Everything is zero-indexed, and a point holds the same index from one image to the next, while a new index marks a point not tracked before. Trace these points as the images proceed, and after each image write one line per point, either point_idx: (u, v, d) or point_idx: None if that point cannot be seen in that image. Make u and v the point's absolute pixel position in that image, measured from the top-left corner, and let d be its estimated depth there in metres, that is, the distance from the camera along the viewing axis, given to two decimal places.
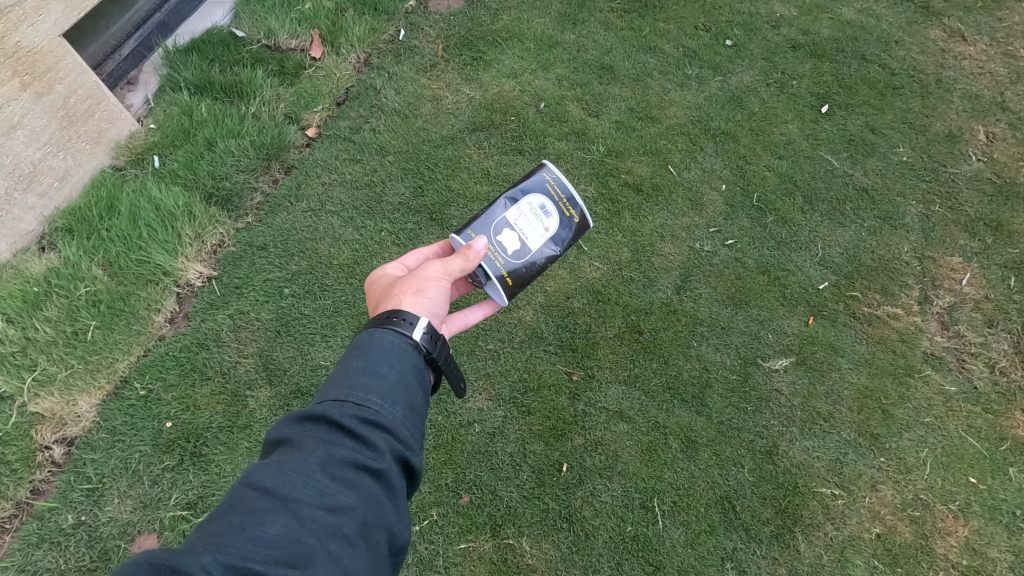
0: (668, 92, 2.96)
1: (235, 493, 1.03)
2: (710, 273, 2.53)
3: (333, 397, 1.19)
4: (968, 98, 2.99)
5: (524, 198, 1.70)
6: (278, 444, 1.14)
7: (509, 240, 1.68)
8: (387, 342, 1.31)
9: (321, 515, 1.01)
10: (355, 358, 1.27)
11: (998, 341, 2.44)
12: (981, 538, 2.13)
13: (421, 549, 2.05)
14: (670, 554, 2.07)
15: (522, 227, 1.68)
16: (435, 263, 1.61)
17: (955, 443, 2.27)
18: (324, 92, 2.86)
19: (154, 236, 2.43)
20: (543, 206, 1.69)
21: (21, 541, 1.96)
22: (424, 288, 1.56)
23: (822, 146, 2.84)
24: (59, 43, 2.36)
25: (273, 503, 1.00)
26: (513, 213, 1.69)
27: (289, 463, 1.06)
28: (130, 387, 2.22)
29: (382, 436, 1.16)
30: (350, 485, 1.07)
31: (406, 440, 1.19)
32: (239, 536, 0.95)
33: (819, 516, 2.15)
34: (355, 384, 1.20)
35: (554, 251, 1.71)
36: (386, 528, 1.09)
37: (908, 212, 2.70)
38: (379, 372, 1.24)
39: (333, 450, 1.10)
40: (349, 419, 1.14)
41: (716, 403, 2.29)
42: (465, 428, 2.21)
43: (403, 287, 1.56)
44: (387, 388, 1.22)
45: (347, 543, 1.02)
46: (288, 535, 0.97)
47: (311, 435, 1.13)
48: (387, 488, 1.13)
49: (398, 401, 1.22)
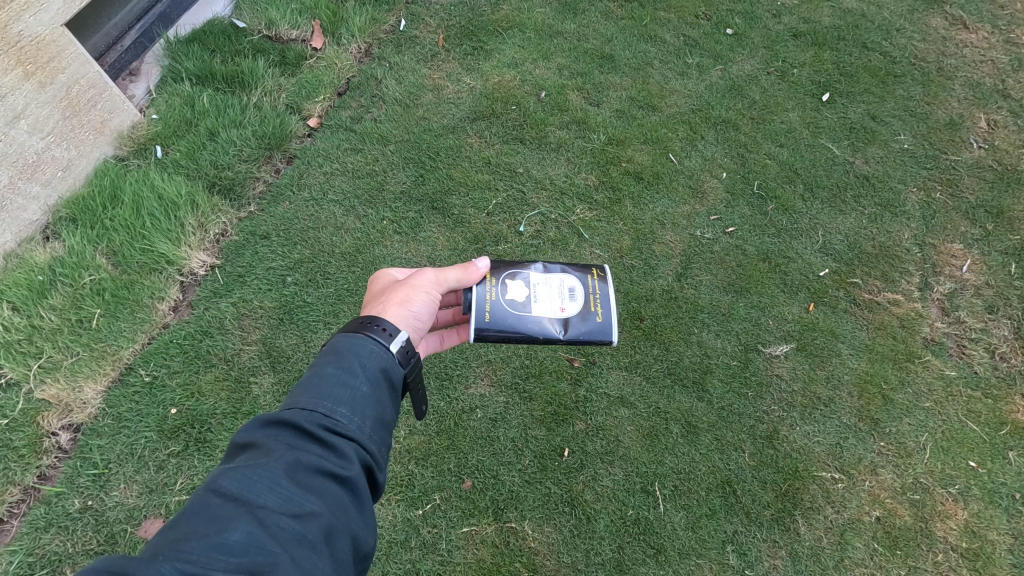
0: (669, 81, 2.97)
1: (198, 498, 1.03)
2: (710, 260, 2.54)
3: (301, 404, 1.20)
4: (969, 86, 2.99)
5: (563, 273, 1.68)
6: (243, 449, 1.14)
7: (520, 288, 1.63)
8: (358, 350, 1.32)
9: (287, 521, 1.02)
10: (325, 365, 1.28)
11: (998, 327, 2.45)
12: (981, 521, 2.14)
13: (423, 533, 2.06)
14: (671, 538, 2.09)
15: (540, 291, 1.64)
16: (431, 271, 1.62)
17: (955, 428, 2.28)
18: (325, 82, 2.87)
19: (158, 225, 2.44)
20: (572, 291, 1.65)
21: (28, 526, 1.98)
22: (411, 299, 1.57)
23: (822, 134, 2.84)
24: (62, 33, 2.35)
25: (238, 509, 1.01)
26: (541, 276, 1.67)
27: (255, 469, 1.07)
28: (135, 373, 2.24)
29: (349, 445, 1.17)
30: (317, 493, 1.08)
31: (372, 451, 1.21)
32: (201, 542, 0.95)
33: (819, 499, 2.16)
34: (325, 392, 1.21)
35: (553, 328, 1.60)
36: (350, 536, 1.10)
37: (909, 199, 2.70)
38: (350, 382, 1.26)
39: (300, 456, 1.10)
40: (317, 427, 1.15)
41: (717, 388, 2.30)
42: (467, 414, 2.23)
43: (391, 294, 1.57)
44: (357, 399, 1.24)
45: (312, 550, 1.02)
46: (251, 541, 0.97)
47: (277, 441, 1.13)
48: (353, 496, 1.14)
49: (367, 412, 1.24)
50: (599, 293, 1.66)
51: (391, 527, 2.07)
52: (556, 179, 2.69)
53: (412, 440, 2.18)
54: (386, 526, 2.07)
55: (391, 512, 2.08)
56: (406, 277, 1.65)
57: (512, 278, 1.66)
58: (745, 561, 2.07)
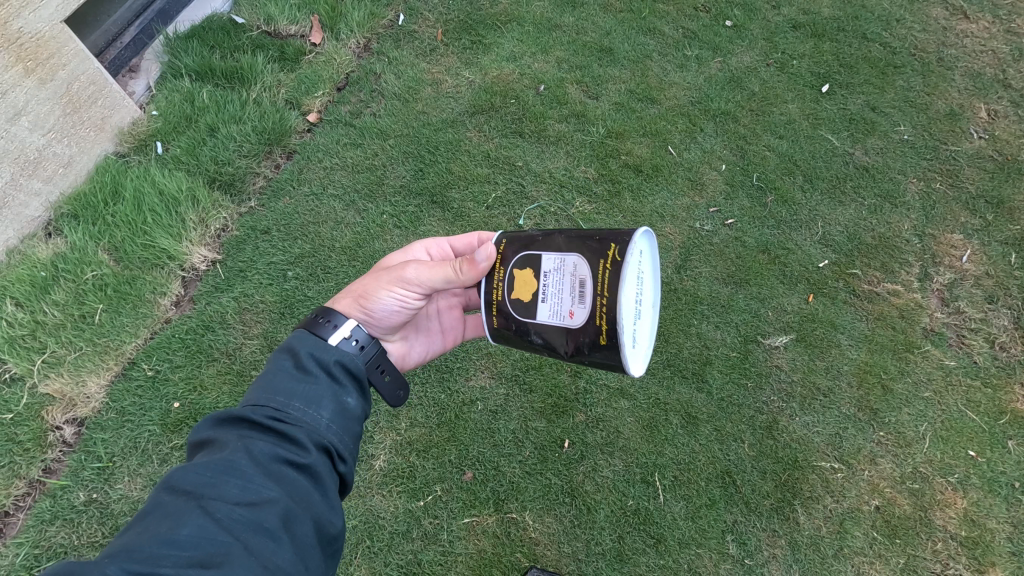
0: (668, 74, 2.96)
1: (153, 498, 1.05)
2: (710, 252, 2.55)
3: (255, 398, 1.22)
4: (970, 76, 2.98)
5: (576, 259, 1.30)
6: (200, 446, 1.17)
7: (529, 282, 1.36)
8: (311, 341, 1.34)
9: (240, 511, 1.03)
10: (280, 359, 1.30)
11: (998, 316, 2.45)
12: (980, 510, 2.15)
13: (425, 524, 2.08)
14: (671, 527, 2.10)
15: (551, 283, 1.33)
16: (412, 269, 1.56)
17: (954, 417, 2.28)
18: (324, 77, 2.87)
19: (159, 220, 2.45)
20: (582, 288, 1.28)
21: (34, 518, 2.00)
22: (368, 293, 1.57)
23: (822, 126, 2.84)
24: (62, 30, 2.36)
25: (190, 503, 1.03)
26: (554, 263, 1.34)
27: (208, 463, 1.09)
28: (138, 368, 2.26)
29: (306, 433, 1.19)
30: (274, 480, 1.10)
31: (333, 438, 1.23)
32: (152, 540, 0.97)
33: (819, 489, 2.17)
34: (280, 385, 1.24)
35: (553, 339, 1.33)
36: (312, 520, 1.11)
37: (909, 189, 2.70)
38: (306, 371, 1.27)
39: (253, 447, 1.12)
40: (271, 420, 1.17)
41: (716, 379, 2.31)
42: (467, 406, 2.24)
43: (356, 286, 1.61)
44: (314, 388, 1.25)
45: (270, 537, 1.03)
46: (204, 534, 0.99)
47: (232, 435, 1.15)
48: (314, 482, 1.15)
49: (325, 401, 1.25)
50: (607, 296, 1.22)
51: (393, 518, 2.08)
52: (555, 173, 2.70)
53: (413, 432, 2.19)
54: (388, 517, 2.08)
55: (393, 503, 2.10)
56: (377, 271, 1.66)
57: (524, 267, 1.38)
58: (745, 551, 2.08)
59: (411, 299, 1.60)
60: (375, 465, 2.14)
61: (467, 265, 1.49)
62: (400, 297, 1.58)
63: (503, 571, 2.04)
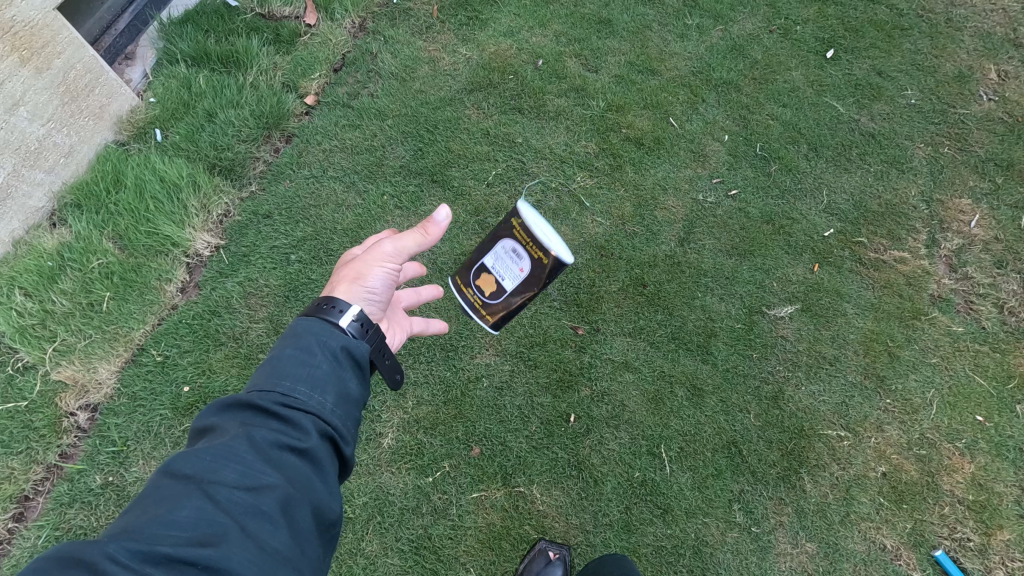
0: (668, 44, 2.91)
1: (155, 481, 1.07)
2: (714, 224, 2.52)
3: (259, 385, 1.22)
4: (979, 37, 2.90)
5: (499, 241, 1.74)
6: (205, 432, 1.18)
7: (488, 280, 1.80)
8: (315, 329, 1.33)
9: (240, 494, 1.05)
10: (284, 346, 1.29)
11: (1007, 281, 2.42)
12: (987, 474, 2.15)
13: (434, 499, 2.11)
14: (678, 497, 2.12)
15: (500, 269, 1.76)
16: (389, 242, 1.60)
17: (961, 383, 2.27)
18: (321, 59, 2.84)
19: (161, 208, 2.46)
20: (514, 250, 1.70)
21: (53, 502, 2.05)
22: (360, 276, 1.56)
23: (826, 93, 2.79)
24: (55, 17, 2.33)
25: (190, 487, 1.05)
26: (490, 258, 1.78)
27: (210, 448, 1.10)
28: (147, 354, 2.28)
29: (308, 419, 1.19)
30: (274, 466, 1.11)
31: (336, 424, 1.22)
32: (153, 521, 0.99)
33: (825, 457, 2.18)
34: (283, 371, 1.23)
35: (529, 291, 1.73)
36: (312, 505, 1.13)
37: (916, 154, 2.65)
38: (309, 359, 1.26)
39: (254, 433, 1.13)
40: (273, 406, 1.17)
41: (721, 351, 2.31)
42: (473, 383, 2.26)
43: (344, 274, 1.58)
44: (317, 375, 1.24)
45: (267, 521, 1.05)
46: (201, 516, 1.01)
47: (233, 422, 1.16)
48: (313, 468, 1.16)
49: (329, 387, 1.24)
50: (529, 237, 1.64)
51: (403, 494, 2.11)
52: (556, 148, 2.67)
53: (420, 410, 2.22)
54: (398, 493, 2.12)
55: (402, 480, 2.13)
56: (358, 256, 1.64)
57: (478, 276, 1.84)
58: (752, 519, 2.10)
59: (397, 272, 1.64)
60: (384, 443, 2.17)
61: (431, 231, 1.59)
62: (391, 271, 1.61)
63: (512, 543, 2.07)
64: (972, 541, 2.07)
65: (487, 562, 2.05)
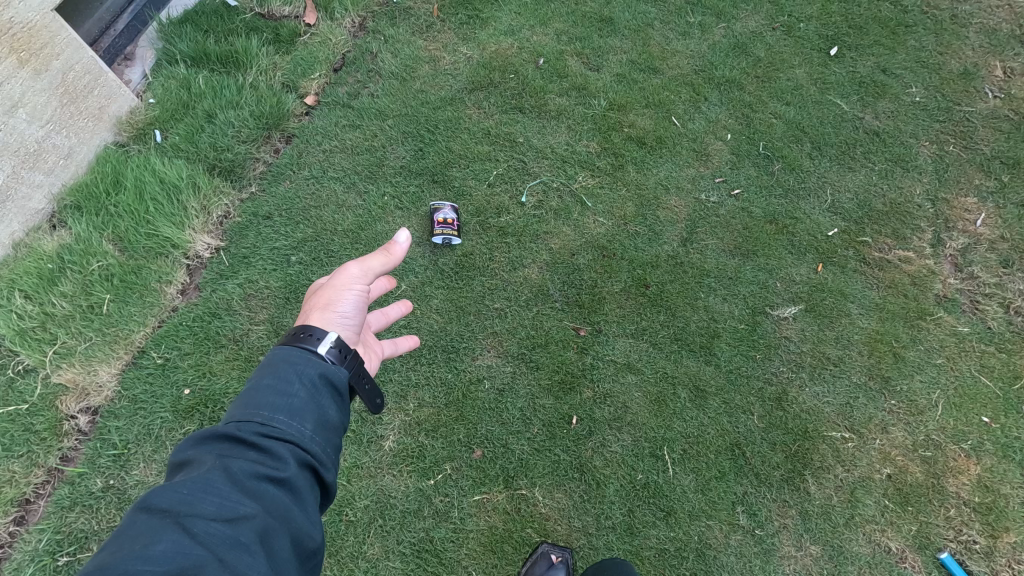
0: (670, 42, 2.89)
1: (129, 517, 1.04)
2: (717, 224, 2.50)
3: (237, 416, 1.21)
4: (985, 33, 2.88)
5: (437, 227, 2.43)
6: (181, 466, 1.16)
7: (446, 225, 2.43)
8: (293, 358, 1.33)
9: (217, 526, 1.03)
10: (262, 376, 1.29)
11: (1014, 280, 2.39)
12: (994, 476, 2.13)
13: (436, 502, 2.10)
14: (681, 500, 2.11)
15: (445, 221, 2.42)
16: (355, 264, 1.61)
17: (967, 383, 2.25)
18: (320, 58, 2.83)
19: (161, 209, 2.45)
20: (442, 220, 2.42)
21: (53, 505, 2.04)
22: (333, 301, 1.55)
23: (830, 91, 2.76)
24: (53, 18, 2.31)
25: (167, 520, 1.02)
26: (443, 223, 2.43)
27: (187, 481, 1.08)
28: (148, 356, 2.28)
29: (287, 447, 1.18)
30: (252, 496, 1.09)
31: (316, 451, 1.22)
32: (127, 557, 0.96)
33: (829, 459, 2.16)
34: (261, 401, 1.23)
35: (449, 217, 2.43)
36: (292, 534, 1.11)
37: (921, 153, 2.63)
38: (287, 388, 1.26)
39: (231, 464, 1.12)
40: (252, 435, 1.17)
41: (725, 352, 2.29)
42: (474, 385, 2.25)
43: (316, 301, 1.56)
44: (295, 403, 1.24)
45: (245, 551, 1.02)
46: (178, 549, 0.98)
47: (211, 454, 1.15)
48: (293, 496, 1.15)
49: (308, 415, 1.24)
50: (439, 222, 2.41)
51: (404, 497, 2.10)
52: (558, 147, 2.66)
53: (421, 412, 2.21)
54: (399, 496, 2.11)
55: (404, 483, 2.12)
56: (328, 283, 1.63)
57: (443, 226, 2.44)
58: (755, 522, 2.08)
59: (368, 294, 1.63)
60: (385, 446, 2.16)
61: (392, 249, 1.62)
62: (362, 293, 1.60)
63: (515, 546, 2.05)
64: (978, 543, 2.05)
65: (490, 566, 2.03)
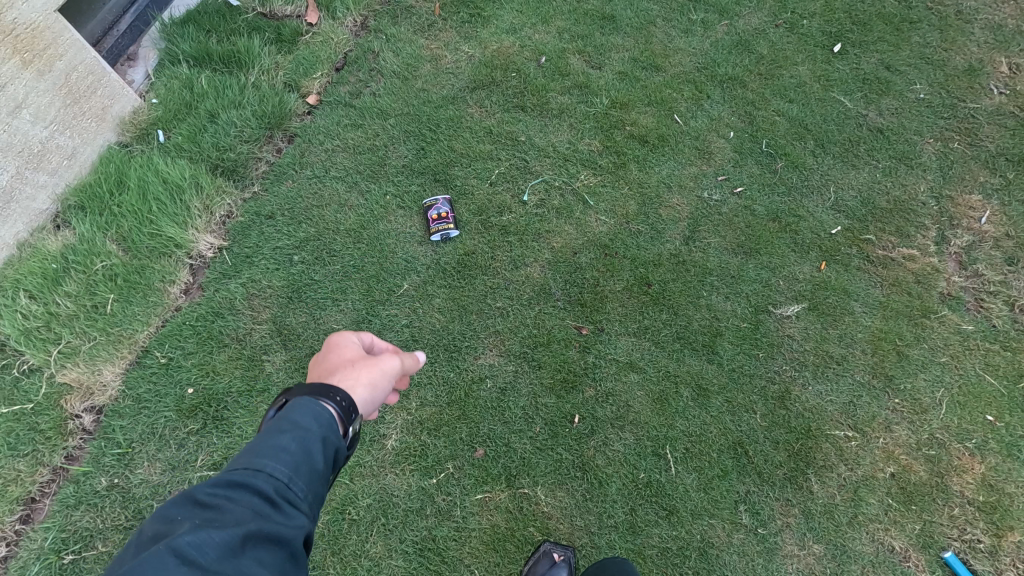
0: (673, 39, 2.87)
1: None
2: (719, 222, 2.50)
3: (241, 479, 1.11)
4: (990, 29, 2.85)
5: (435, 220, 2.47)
6: (169, 519, 1.05)
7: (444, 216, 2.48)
8: (311, 418, 1.23)
9: None
10: (273, 434, 1.19)
11: (1019, 278, 2.37)
12: (998, 475, 2.12)
13: (438, 501, 2.10)
14: (684, 499, 2.10)
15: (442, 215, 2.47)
16: (399, 360, 1.48)
17: (972, 382, 2.24)
18: (322, 58, 2.83)
19: (164, 209, 2.45)
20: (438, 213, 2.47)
21: (59, 503, 2.06)
22: (378, 386, 1.40)
23: (833, 88, 2.75)
24: (56, 19, 2.32)
25: None
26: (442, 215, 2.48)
27: (176, 548, 0.97)
28: (152, 355, 2.29)
29: (285, 524, 1.09)
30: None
31: (308, 533, 1.13)
32: None
33: (833, 457, 2.16)
34: (269, 469, 1.13)
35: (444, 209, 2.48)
36: None
37: (925, 150, 2.61)
38: (298, 455, 1.17)
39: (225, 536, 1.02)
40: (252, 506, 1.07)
41: (727, 351, 2.29)
42: (476, 384, 2.25)
43: (365, 374, 1.39)
44: (302, 474, 1.15)
45: None
46: None
47: (204, 515, 1.05)
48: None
49: (310, 491, 1.16)
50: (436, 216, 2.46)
51: (407, 495, 2.11)
52: (559, 146, 2.65)
53: (423, 411, 2.21)
54: (402, 495, 2.11)
55: (406, 482, 2.12)
56: (375, 357, 1.45)
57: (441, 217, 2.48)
58: (758, 521, 2.08)
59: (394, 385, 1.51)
60: (387, 444, 2.16)
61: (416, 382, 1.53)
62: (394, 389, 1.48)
63: (517, 545, 2.06)
64: (983, 542, 2.04)
65: (492, 564, 2.04)
